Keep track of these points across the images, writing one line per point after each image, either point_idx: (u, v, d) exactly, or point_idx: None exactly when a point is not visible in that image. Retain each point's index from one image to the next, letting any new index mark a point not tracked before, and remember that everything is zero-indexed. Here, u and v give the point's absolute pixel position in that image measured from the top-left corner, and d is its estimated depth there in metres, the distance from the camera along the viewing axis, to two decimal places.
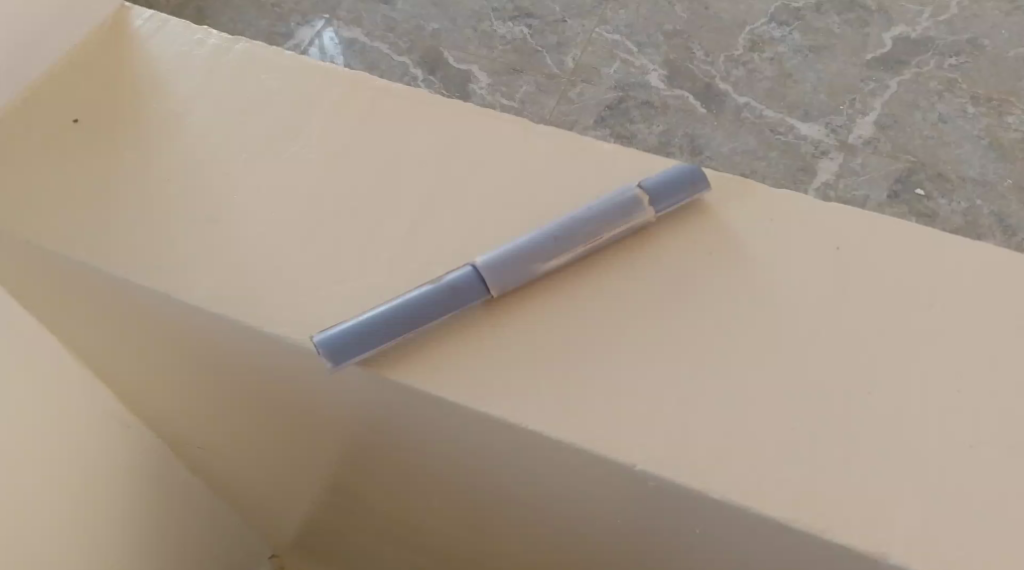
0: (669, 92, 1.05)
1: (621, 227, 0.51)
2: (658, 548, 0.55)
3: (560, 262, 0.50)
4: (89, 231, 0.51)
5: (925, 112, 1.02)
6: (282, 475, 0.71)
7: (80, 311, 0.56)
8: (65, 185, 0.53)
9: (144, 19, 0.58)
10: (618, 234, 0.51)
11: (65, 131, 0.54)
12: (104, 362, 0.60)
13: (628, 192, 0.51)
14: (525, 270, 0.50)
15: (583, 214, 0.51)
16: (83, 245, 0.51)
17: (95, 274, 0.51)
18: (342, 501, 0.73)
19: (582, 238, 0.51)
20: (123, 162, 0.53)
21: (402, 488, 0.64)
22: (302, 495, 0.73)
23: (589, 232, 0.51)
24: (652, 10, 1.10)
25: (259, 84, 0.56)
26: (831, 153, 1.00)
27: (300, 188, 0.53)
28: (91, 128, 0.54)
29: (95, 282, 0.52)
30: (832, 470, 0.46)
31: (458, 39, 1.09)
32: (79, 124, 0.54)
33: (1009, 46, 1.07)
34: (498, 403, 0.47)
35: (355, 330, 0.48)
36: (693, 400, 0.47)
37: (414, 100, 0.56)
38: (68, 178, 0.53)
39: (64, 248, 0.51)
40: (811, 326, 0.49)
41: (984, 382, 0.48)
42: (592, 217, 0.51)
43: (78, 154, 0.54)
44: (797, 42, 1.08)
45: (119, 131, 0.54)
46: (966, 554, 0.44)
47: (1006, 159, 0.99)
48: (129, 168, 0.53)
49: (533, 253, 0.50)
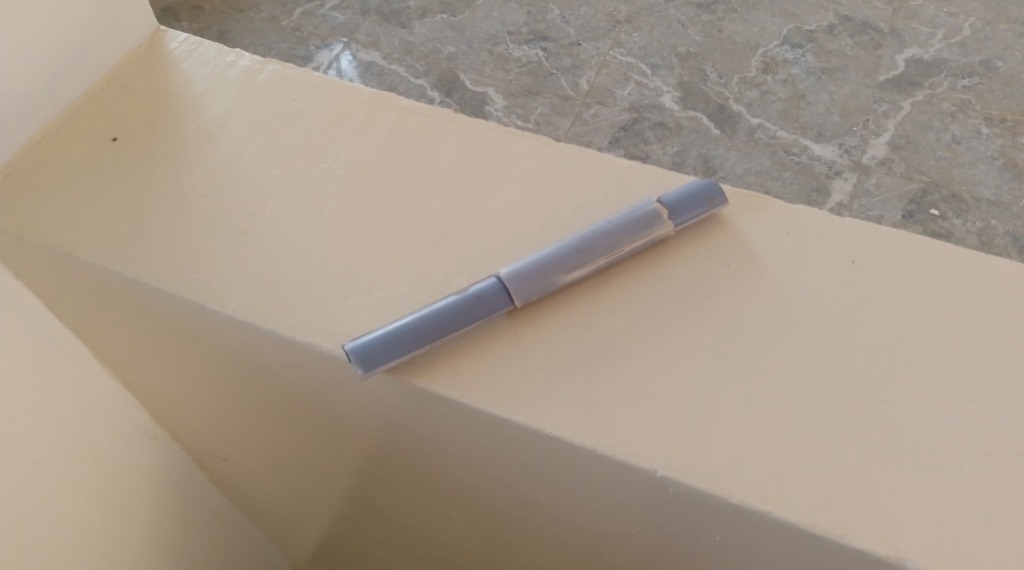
0: (683, 113, 1.07)
1: (640, 240, 0.52)
2: (678, 557, 0.56)
3: (582, 273, 0.51)
4: (124, 244, 0.53)
5: (939, 133, 1.04)
6: (303, 487, 0.71)
7: (113, 324, 0.57)
8: (101, 200, 0.54)
9: (178, 42, 0.60)
10: (637, 247, 0.52)
11: (102, 149, 0.56)
12: (131, 378, 0.62)
13: (648, 205, 0.52)
14: (548, 280, 0.51)
15: (603, 227, 0.52)
16: (118, 258, 0.52)
17: (131, 286, 0.52)
18: (363, 515, 0.74)
19: (602, 250, 0.51)
20: (158, 178, 0.55)
21: (428, 502, 0.65)
22: (323, 506, 0.74)
23: (609, 244, 0.52)
24: (666, 34, 1.14)
25: (289, 104, 0.57)
26: (845, 174, 1.01)
27: (329, 202, 0.54)
28: (128, 146, 0.56)
29: (130, 293, 0.53)
30: (850, 476, 0.47)
31: (474, 62, 1.11)
32: (115, 142, 0.56)
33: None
34: (522, 411, 0.48)
35: (383, 339, 0.49)
36: (713, 408, 0.48)
37: (439, 118, 0.57)
38: (104, 194, 0.54)
39: (101, 261, 0.52)
40: (829, 337, 0.50)
41: (1000, 391, 0.48)
42: (614, 230, 0.52)
43: (115, 170, 0.55)
44: (810, 64, 1.10)
45: (154, 149, 0.56)
46: (983, 559, 0.45)
47: (1020, 179, 1.01)
48: (163, 183, 0.55)
49: (555, 265, 0.51)
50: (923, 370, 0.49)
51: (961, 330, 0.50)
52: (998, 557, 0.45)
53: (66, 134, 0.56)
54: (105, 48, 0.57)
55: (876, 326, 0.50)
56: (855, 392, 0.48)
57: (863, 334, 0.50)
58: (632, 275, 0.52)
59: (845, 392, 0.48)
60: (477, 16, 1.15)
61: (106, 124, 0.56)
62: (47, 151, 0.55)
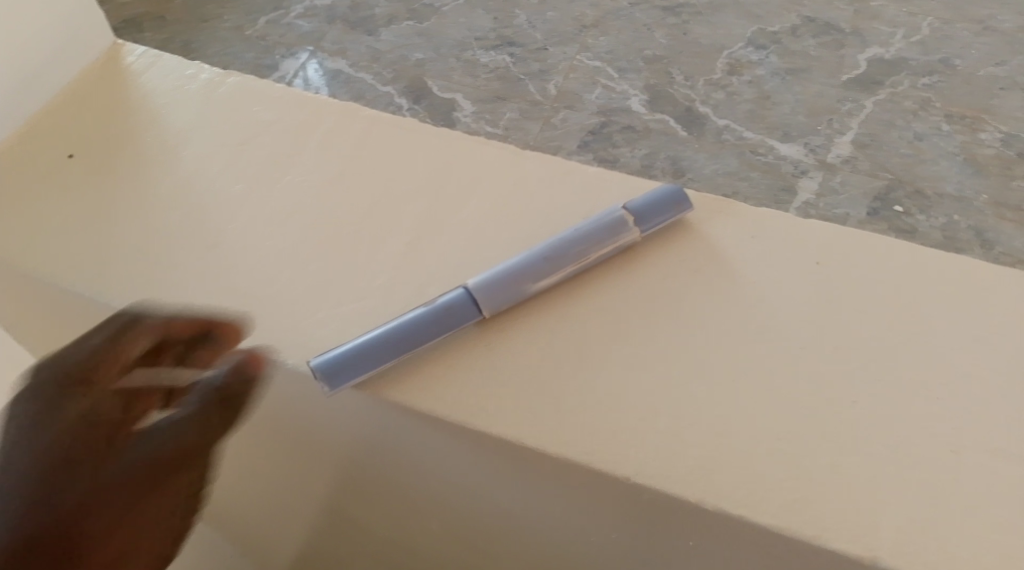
0: (651, 116, 0.93)
1: (608, 246, 0.53)
2: (662, 564, 0.56)
3: (551, 281, 0.52)
4: (86, 259, 0.53)
5: (902, 131, 0.91)
6: (281, 500, 0.72)
7: (75, 340, 0.57)
8: (61, 216, 0.55)
9: (137, 55, 0.61)
10: (606, 253, 0.53)
11: (61, 164, 0.56)
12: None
13: (615, 212, 0.53)
14: (517, 289, 0.51)
15: (571, 234, 0.53)
16: (80, 275, 0.52)
17: (93, 305, 0.52)
18: (337, 532, 0.74)
19: (571, 258, 0.52)
20: (118, 190, 0.55)
21: (402, 513, 0.65)
22: (297, 524, 0.74)
23: (578, 252, 0.52)
24: (632, 38, 1.02)
25: (251, 115, 0.58)
26: (811, 173, 0.88)
27: (299, 217, 0.54)
28: (86, 159, 0.57)
29: (94, 312, 0.53)
30: (821, 477, 0.47)
31: (444, 69, 0.99)
32: (73, 157, 0.57)
33: None
34: (496, 420, 0.49)
35: (353, 352, 0.50)
36: (685, 412, 0.49)
37: (404, 128, 0.58)
38: (64, 208, 0.55)
39: (61, 279, 0.52)
40: (796, 339, 0.51)
41: (964, 388, 0.49)
42: (582, 237, 0.53)
43: (74, 184, 0.56)
44: (775, 66, 0.99)
45: (114, 161, 0.56)
46: (954, 556, 0.46)
47: (981, 174, 0.87)
48: (124, 197, 0.55)
49: (525, 273, 0.52)
50: (890, 369, 0.50)
51: (925, 329, 0.51)
52: (970, 555, 0.46)
53: (26, 151, 0.57)
54: (58, 65, 0.59)
55: (839, 327, 0.51)
56: (824, 392, 0.49)
57: (830, 335, 0.51)
58: (602, 281, 0.53)
59: (812, 393, 0.49)
60: (444, 23, 1.03)
61: (66, 141, 0.57)
62: (7, 168, 0.56)
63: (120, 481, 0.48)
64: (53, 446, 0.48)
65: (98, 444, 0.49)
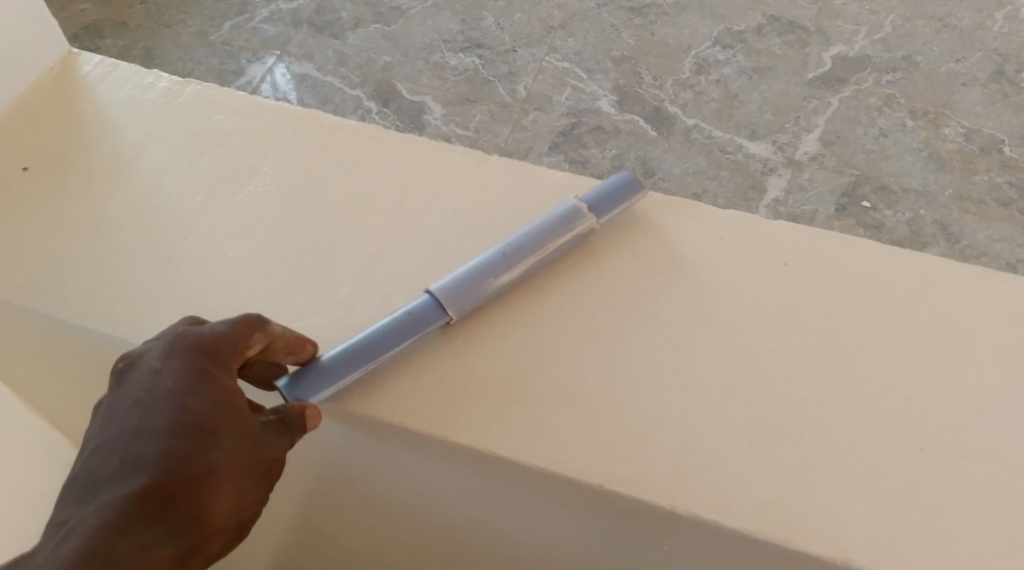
0: (619, 116, 0.93)
1: (565, 236, 0.53)
2: (637, 567, 0.57)
3: (513, 276, 0.52)
4: (40, 274, 0.54)
5: (866, 127, 0.90)
6: (242, 546, 0.70)
7: (32, 351, 0.58)
8: (15, 231, 0.55)
9: (92, 64, 0.61)
10: (564, 243, 0.53)
11: (14, 178, 0.57)
12: (58, 398, 0.64)
13: (568, 204, 0.54)
14: (480, 287, 0.52)
15: (527, 230, 0.53)
16: (35, 291, 0.53)
17: (46, 321, 0.53)
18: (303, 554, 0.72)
19: (529, 250, 0.53)
20: (73, 204, 0.56)
21: (376, 529, 0.65)
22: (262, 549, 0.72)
23: (536, 244, 0.53)
24: (600, 39, 0.99)
25: (210, 125, 0.59)
26: (779, 170, 0.88)
27: (265, 229, 0.55)
28: (39, 173, 0.57)
29: (49, 327, 0.54)
30: (788, 479, 0.48)
31: (410, 71, 0.96)
32: (27, 171, 0.57)
33: (977, 27, 0.99)
34: (465, 430, 0.49)
35: (317, 366, 0.50)
36: (654, 417, 0.50)
37: (368, 135, 0.58)
38: (18, 224, 0.55)
39: (17, 297, 0.53)
40: (761, 341, 0.52)
41: (927, 387, 0.50)
42: (538, 230, 0.53)
43: (27, 199, 0.56)
44: (741, 65, 0.97)
45: (68, 174, 0.57)
46: (921, 554, 0.47)
47: (944, 169, 0.88)
48: (78, 210, 0.56)
49: (485, 271, 0.52)
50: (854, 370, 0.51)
51: (887, 329, 0.52)
52: (936, 553, 0.47)
53: None
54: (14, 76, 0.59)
55: (803, 329, 0.52)
56: (789, 395, 0.50)
57: (794, 337, 0.52)
58: (568, 287, 0.53)
59: (778, 395, 0.50)
60: (410, 25, 1.00)
61: (20, 154, 0.58)
62: None
63: (166, 490, 0.43)
64: (120, 440, 0.44)
65: (218, 421, 0.45)
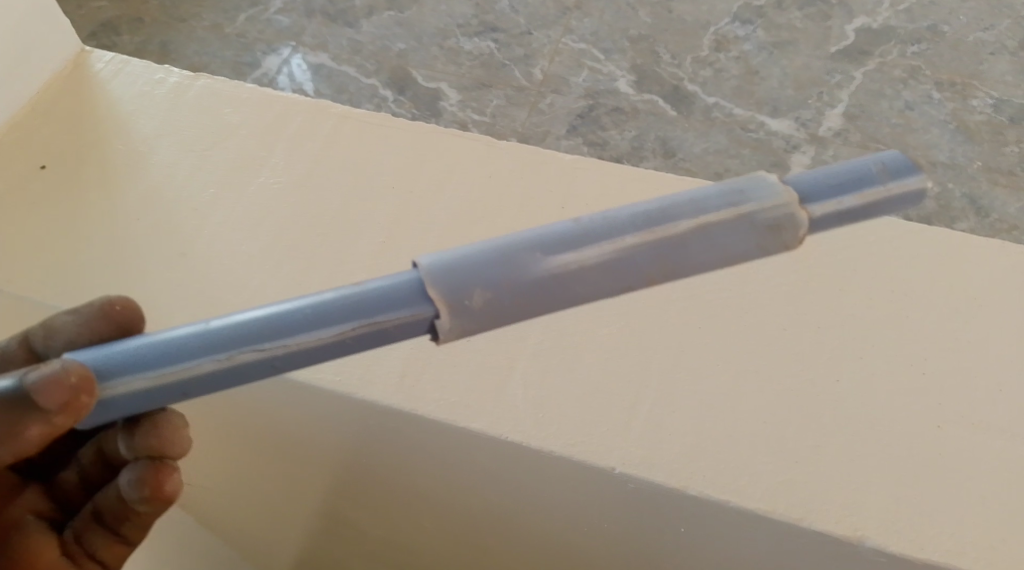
0: (638, 96, 0.91)
1: (714, 223, 0.38)
2: (661, 558, 0.55)
3: (581, 259, 0.38)
4: (55, 272, 0.52)
5: (891, 100, 0.88)
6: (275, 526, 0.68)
7: None
8: (33, 231, 0.54)
9: (105, 62, 0.60)
10: (707, 243, 0.38)
11: (32, 177, 0.56)
12: None
13: (751, 180, 0.39)
14: (515, 265, 0.38)
15: (626, 211, 0.39)
16: (49, 290, 0.52)
17: None
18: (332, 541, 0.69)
19: (637, 227, 0.38)
20: (90, 201, 0.55)
21: (394, 521, 0.63)
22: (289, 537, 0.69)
23: (652, 220, 0.38)
24: (616, 17, 0.97)
25: (220, 118, 0.57)
26: (802, 147, 0.86)
27: (270, 219, 0.53)
28: (56, 171, 0.56)
29: None
30: (807, 460, 0.46)
31: (425, 58, 0.95)
32: (45, 169, 0.56)
33: None
34: (477, 418, 0.48)
35: (153, 347, 0.39)
36: (665, 399, 0.48)
37: (376, 122, 0.57)
38: (35, 223, 0.54)
39: (35, 296, 0.52)
40: (779, 319, 0.50)
41: (951, 363, 0.48)
42: (645, 211, 0.38)
43: (46, 198, 0.55)
44: (761, 40, 0.94)
45: (84, 171, 0.56)
46: (943, 532, 0.45)
47: (974, 141, 0.85)
48: (97, 208, 0.54)
49: (527, 245, 0.38)
50: (873, 346, 0.49)
51: (905, 303, 0.50)
52: (960, 531, 0.45)
53: None
54: (26, 79, 0.58)
55: (820, 304, 0.50)
56: (807, 373, 0.48)
57: (811, 315, 0.50)
58: None
59: (799, 373, 0.48)
60: (424, 11, 0.98)
61: (36, 153, 0.57)
62: None
63: None
64: None
65: None
